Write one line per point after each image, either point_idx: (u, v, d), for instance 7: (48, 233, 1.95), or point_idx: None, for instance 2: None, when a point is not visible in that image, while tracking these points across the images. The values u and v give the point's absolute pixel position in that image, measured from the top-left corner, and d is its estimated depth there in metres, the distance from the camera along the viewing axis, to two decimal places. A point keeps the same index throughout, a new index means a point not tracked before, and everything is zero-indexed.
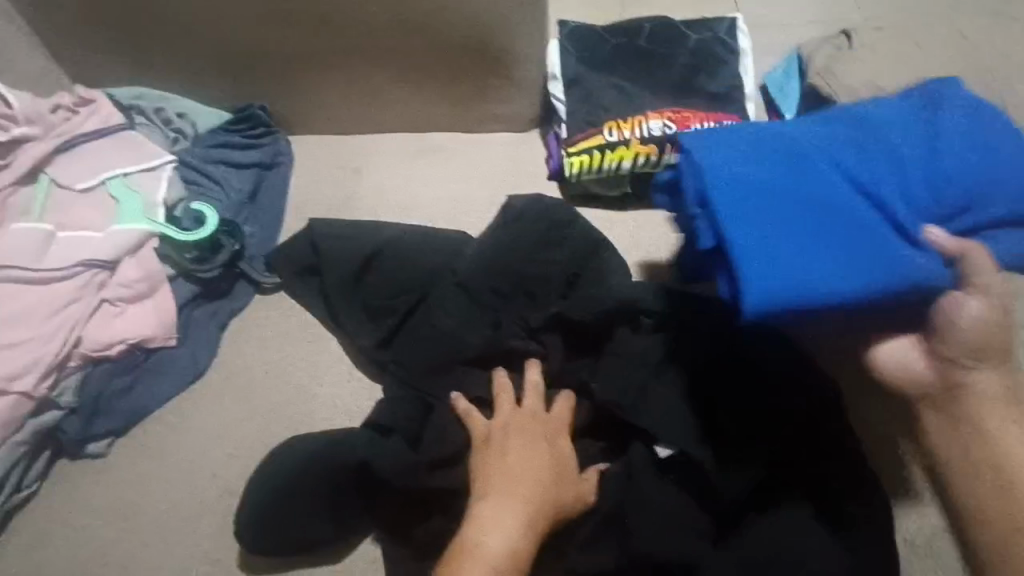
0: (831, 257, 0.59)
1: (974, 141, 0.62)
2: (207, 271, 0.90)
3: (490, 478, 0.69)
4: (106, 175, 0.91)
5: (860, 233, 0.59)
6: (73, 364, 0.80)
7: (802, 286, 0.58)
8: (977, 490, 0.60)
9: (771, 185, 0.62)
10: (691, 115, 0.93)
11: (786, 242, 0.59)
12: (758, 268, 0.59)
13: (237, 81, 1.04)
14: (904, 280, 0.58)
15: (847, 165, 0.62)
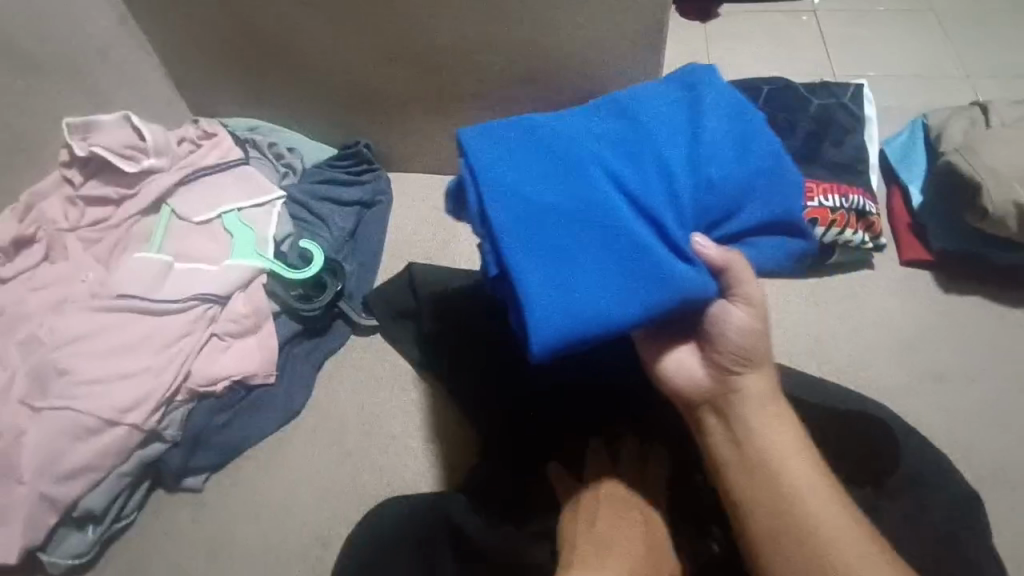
0: (615, 272, 0.56)
1: (725, 142, 0.59)
2: (310, 310, 0.90)
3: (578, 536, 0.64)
4: (222, 209, 0.93)
5: (624, 248, 0.56)
6: (181, 398, 0.81)
7: (577, 313, 0.55)
8: (767, 520, 0.56)
9: (540, 195, 0.57)
10: (815, 187, 0.88)
11: (559, 262, 0.56)
12: (564, 288, 0.55)
13: (351, 116, 1.07)
14: (665, 297, 0.55)
15: (620, 164, 0.58)
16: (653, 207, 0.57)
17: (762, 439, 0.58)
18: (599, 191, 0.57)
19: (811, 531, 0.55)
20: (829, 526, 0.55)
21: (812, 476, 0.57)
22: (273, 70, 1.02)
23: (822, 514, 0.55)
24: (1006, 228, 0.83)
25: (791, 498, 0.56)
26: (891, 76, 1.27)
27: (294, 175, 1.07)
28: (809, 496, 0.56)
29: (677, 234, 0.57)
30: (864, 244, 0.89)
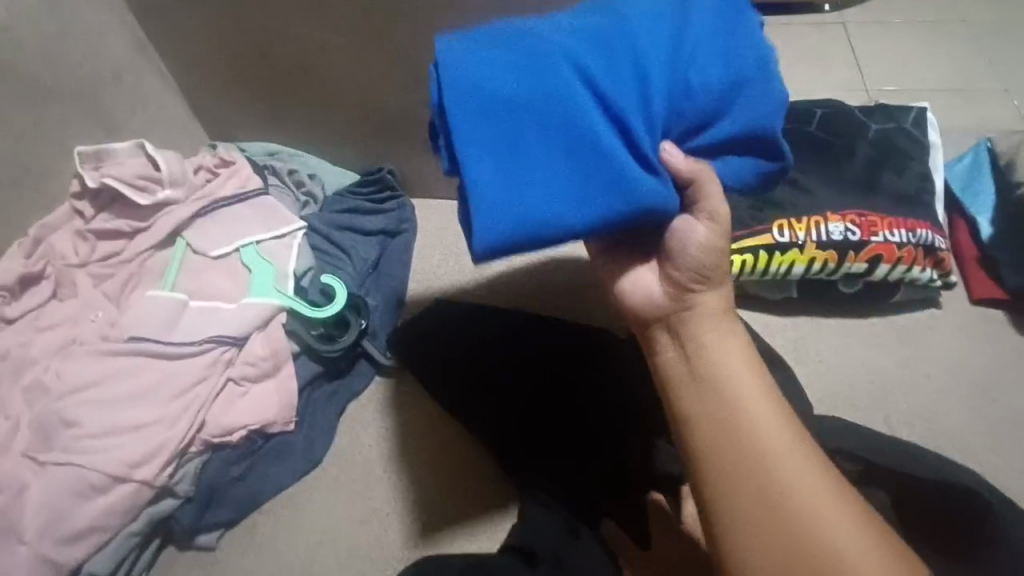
0: (570, 172, 0.49)
1: (715, 47, 0.51)
2: (330, 351, 0.84)
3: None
4: (239, 242, 0.88)
5: (583, 151, 0.49)
6: (194, 450, 0.75)
7: (528, 216, 0.49)
8: (708, 438, 0.52)
9: (504, 85, 0.49)
10: (879, 221, 0.81)
11: (512, 158, 0.49)
12: (510, 193, 0.49)
13: (374, 140, 1.02)
14: (624, 209, 0.50)
15: (590, 53, 0.50)
16: (617, 105, 0.49)
17: (713, 359, 0.54)
18: (557, 76, 0.49)
19: (757, 453, 0.50)
20: (776, 447, 0.50)
21: (764, 398, 0.52)
22: (293, 93, 0.97)
23: (768, 435, 0.50)
24: None
25: (737, 417, 0.51)
26: (936, 89, 1.20)
27: (315, 204, 1.02)
28: (755, 414, 0.51)
29: (643, 142, 0.50)
30: (931, 283, 0.82)
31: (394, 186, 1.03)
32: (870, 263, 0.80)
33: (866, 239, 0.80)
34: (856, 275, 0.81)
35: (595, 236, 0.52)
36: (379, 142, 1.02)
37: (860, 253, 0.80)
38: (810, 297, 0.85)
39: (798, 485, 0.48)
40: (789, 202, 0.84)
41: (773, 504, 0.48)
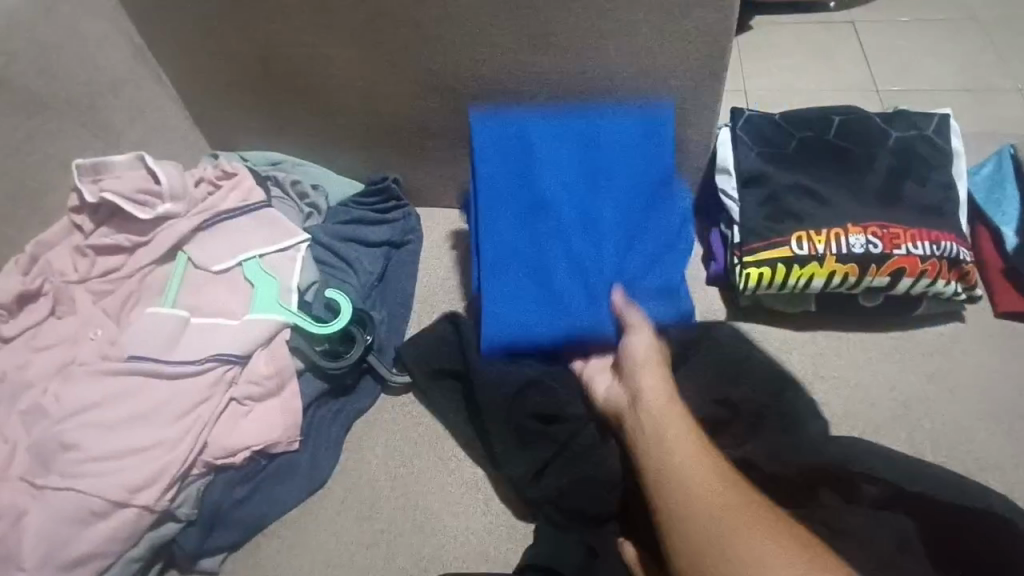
0: (550, 305, 0.75)
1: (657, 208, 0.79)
2: (335, 368, 0.82)
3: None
4: (242, 256, 0.86)
5: (560, 295, 0.75)
6: (196, 472, 0.73)
7: (521, 329, 0.75)
8: (649, 477, 0.59)
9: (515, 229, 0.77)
10: (902, 233, 0.78)
11: (513, 286, 0.76)
12: (496, 309, 0.75)
13: (380, 149, 1.00)
14: (571, 331, 0.75)
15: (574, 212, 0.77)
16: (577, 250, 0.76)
17: (645, 402, 0.65)
18: (545, 227, 0.77)
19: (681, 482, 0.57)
20: (696, 474, 0.57)
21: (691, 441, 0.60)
22: (296, 102, 0.95)
23: (690, 464, 0.58)
24: None
25: (665, 453, 0.60)
26: (954, 92, 1.16)
27: (319, 215, 1.00)
28: (683, 452, 0.59)
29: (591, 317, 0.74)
30: (957, 296, 0.79)
31: (399, 197, 1.01)
32: (892, 276, 0.77)
33: (889, 252, 0.77)
34: (878, 288, 0.78)
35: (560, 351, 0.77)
36: (384, 151, 1.00)
37: (882, 266, 0.77)
38: (829, 311, 0.83)
39: (715, 502, 0.54)
40: (808, 213, 0.82)
41: (706, 521, 0.54)
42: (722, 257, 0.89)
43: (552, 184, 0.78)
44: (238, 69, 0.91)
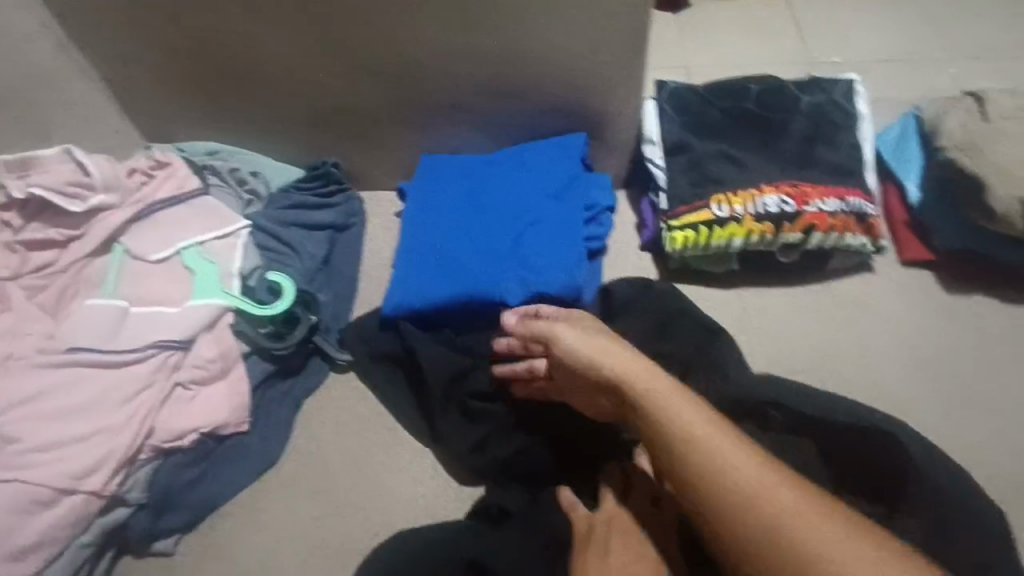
0: (447, 282, 0.85)
1: (561, 208, 0.88)
2: (279, 349, 0.84)
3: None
4: (180, 244, 0.87)
5: (456, 274, 0.86)
6: (144, 456, 0.74)
7: (417, 299, 0.85)
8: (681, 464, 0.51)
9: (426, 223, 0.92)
10: (811, 190, 0.83)
11: (417, 267, 0.88)
12: (400, 280, 0.87)
13: (320, 134, 1.01)
14: (476, 304, 0.83)
15: (479, 212, 0.90)
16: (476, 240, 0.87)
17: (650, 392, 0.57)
18: (460, 228, 0.90)
19: (733, 486, 0.48)
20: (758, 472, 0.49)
21: (719, 428, 0.52)
22: (230, 91, 0.95)
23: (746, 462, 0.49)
24: (1010, 226, 0.79)
25: (705, 440, 0.51)
26: (873, 59, 1.22)
27: (259, 202, 1.01)
28: (718, 443, 0.51)
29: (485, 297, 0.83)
30: (866, 248, 0.84)
31: (341, 181, 1.03)
32: (804, 232, 0.82)
33: (801, 210, 0.82)
34: (793, 244, 0.83)
35: (463, 323, 0.85)
36: (322, 138, 1.01)
37: (794, 223, 0.82)
38: (751, 270, 0.88)
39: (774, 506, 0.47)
40: (728, 177, 0.86)
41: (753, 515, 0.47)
42: (653, 225, 0.93)
43: (477, 195, 0.93)
44: (167, 61, 0.91)
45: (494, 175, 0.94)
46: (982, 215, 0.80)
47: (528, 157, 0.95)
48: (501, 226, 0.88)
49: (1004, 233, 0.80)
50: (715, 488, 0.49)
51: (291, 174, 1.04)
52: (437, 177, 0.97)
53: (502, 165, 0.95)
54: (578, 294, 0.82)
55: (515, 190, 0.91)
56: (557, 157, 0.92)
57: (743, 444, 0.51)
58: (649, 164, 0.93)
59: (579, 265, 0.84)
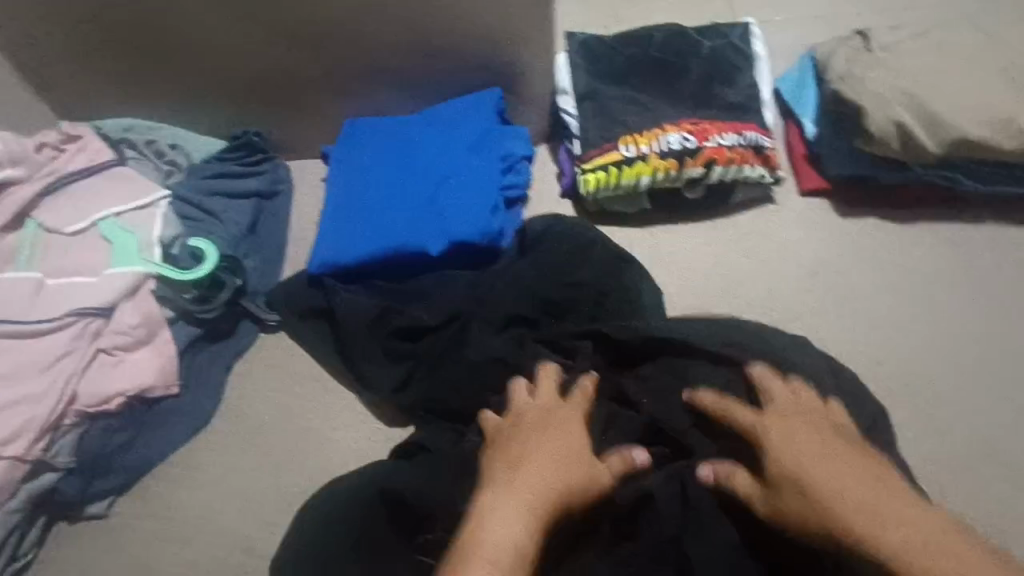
0: (368, 237, 0.87)
1: (477, 160, 0.91)
2: (206, 312, 0.85)
3: (514, 489, 0.51)
4: (96, 216, 0.86)
5: (377, 229, 0.87)
6: (68, 422, 0.75)
7: (340, 255, 0.86)
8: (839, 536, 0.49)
9: (347, 184, 0.93)
10: (710, 127, 0.88)
11: (340, 225, 0.89)
12: (324, 239, 0.89)
13: (236, 104, 1.00)
14: (397, 256, 0.85)
15: (398, 170, 0.92)
16: (395, 196, 0.90)
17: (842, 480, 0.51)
18: (379, 185, 0.92)
19: (884, 531, 0.47)
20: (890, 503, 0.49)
21: (870, 475, 0.51)
22: (139, 62, 0.94)
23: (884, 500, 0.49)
24: (889, 147, 0.84)
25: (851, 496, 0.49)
26: None
27: (179, 172, 0.99)
28: (833, 484, 0.51)
29: (405, 248, 0.85)
30: (765, 179, 0.90)
31: (263, 149, 1.03)
32: (706, 167, 0.87)
33: (701, 145, 0.87)
34: (696, 179, 0.88)
35: (388, 275, 0.87)
36: (239, 108, 1.00)
37: (696, 159, 0.87)
38: (662, 208, 0.92)
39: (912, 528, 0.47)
40: (633, 121, 0.90)
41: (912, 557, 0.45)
42: (569, 171, 0.96)
43: (395, 153, 0.94)
44: (67, 34, 0.90)
45: (413, 133, 0.95)
46: (866, 140, 0.85)
47: (443, 112, 0.96)
48: (419, 181, 0.90)
49: (886, 156, 0.85)
50: (858, 534, 0.48)
51: (212, 146, 1.03)
52: (360, 138, 0.97)
53: (421, 122, 0.96)
54: (495, 239, 0.86)
55: (434, 144, 0.93)
56: (471, 109, 0.94)
57: (901, 491, 0.50)
58: (563, 114, 0.96)
59: (494, 212, 0.88)
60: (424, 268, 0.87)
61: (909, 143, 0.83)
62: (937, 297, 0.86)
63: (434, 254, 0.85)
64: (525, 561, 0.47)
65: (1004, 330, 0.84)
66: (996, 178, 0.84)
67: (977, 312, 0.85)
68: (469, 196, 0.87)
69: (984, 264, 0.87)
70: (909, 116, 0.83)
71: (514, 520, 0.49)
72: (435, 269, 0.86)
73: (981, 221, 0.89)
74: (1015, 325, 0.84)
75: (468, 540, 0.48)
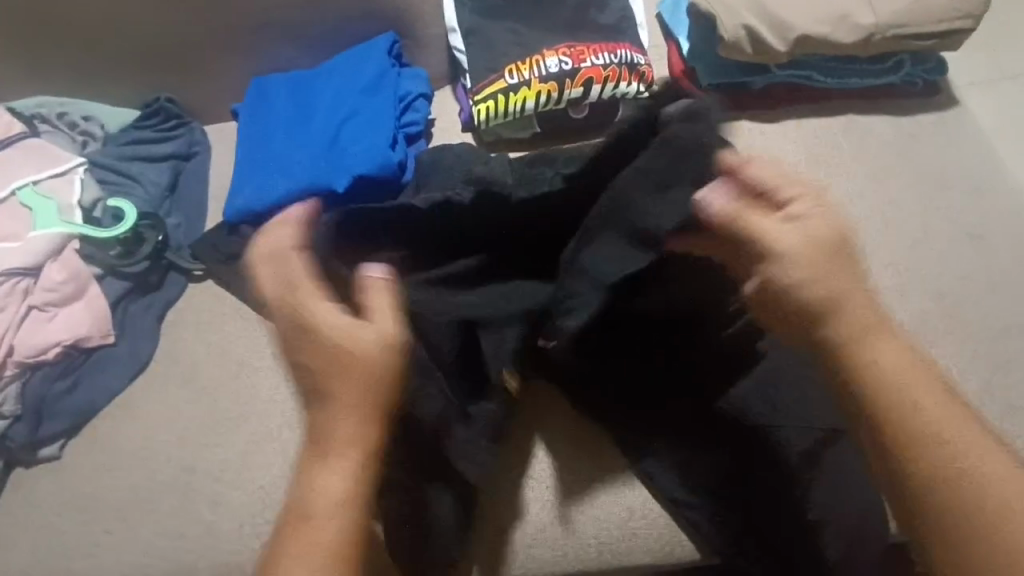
0: (274, 181, 0.92)
1: (375, 102, 0.96)
2: (133, 266, 0.91)
3: (328, 445, 0.56)
4: (14, 186, 0.94)
5: (284, 172, 0.92)
6: (10, 372, 0.83)
7: (251, 200, 0.92)
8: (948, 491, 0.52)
9: (256, 133, 0.98)
10: (585, 50, 0.96)
11: (249, 173, 0.95)
12: (238, 187, 0.94)
13: (139, 69, 1.02)
14: (305, 194, 0.91)
15: (297, 119, 0.97)
16: (296, 144, 0.95)
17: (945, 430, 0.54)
18: (282, 133, 0.97)
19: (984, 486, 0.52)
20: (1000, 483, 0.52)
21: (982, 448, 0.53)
22: (41, 34, 0.97)
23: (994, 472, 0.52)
24: (741, 51, 0.93)
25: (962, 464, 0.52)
26: None
27: (96, 142, 1.04)
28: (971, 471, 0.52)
29: (310, 187, 0.90)
30: (641, 94, 0.98)
31: (175, 111, 1.04)
32: (584, 86, 0.95)
33: (578, 67, 0.95)
34: (578, 99, 0.95)
35: None
36: (143, 74, 1.03)
37: (575, 79, 0.94)
38: (552, 130, 0.99)
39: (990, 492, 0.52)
40: (515, 52, 0.97)
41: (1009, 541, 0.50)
42: (467, 106, 1.02)
43: (292, 104, 0.99)
44: None
45: (313, 83, 1.01)
46: (723, 44, 0.93)
47: (339, 61, 1.01)
48: (320, 124, 0.95)
49: (740, 58, 0.94)
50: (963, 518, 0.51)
51: (125, 113, 1.05)
52: (265, 92, 1.01)
53: (321, 73, 1.01)
54: (394, 172, 0.92)
55: (333, 90, 0.98)
56: (366, 55, 1.00)
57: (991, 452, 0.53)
58: (454, 51, 1.02)
59: (393, 147, 0.94)
60: (333, 205, 0.93)
61: (758, 45, 0.92)
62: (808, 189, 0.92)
63: (339, 192, 0.91)
64: (348, 506, 0.55)
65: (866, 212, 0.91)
66: (844, 72, 0.97)
67: (842, 199, 0.92)
68: (369, 135, 0.93)
69: (844, 152, 0.95)
70: (757, 21, 0.92)
71: (335, 474, 0.55)
72: (343, 206, 0.92)
73: (840, 113, 0.98)
74: (878, 204, 0.91)
75: (302, 504, 0.55)
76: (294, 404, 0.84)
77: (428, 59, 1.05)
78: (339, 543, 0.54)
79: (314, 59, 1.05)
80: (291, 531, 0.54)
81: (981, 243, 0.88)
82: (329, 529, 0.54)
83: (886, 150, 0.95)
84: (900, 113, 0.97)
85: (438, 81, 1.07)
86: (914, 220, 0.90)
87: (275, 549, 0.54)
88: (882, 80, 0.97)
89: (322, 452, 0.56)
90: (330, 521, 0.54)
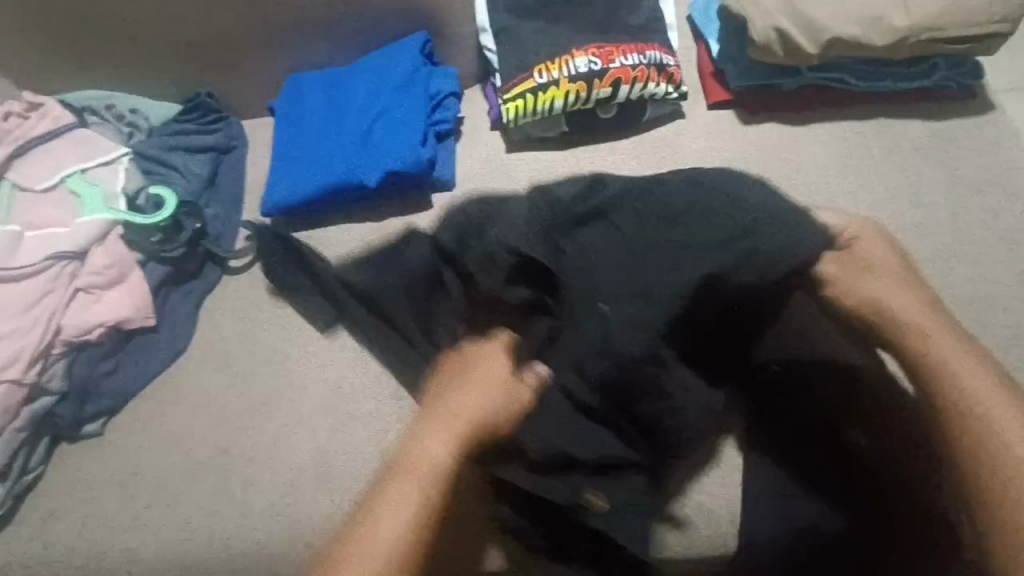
0: (308, 180, 0.95)
1: (408, 98, 0.99)
2: (173, 251, 0.95)
3: (446, 413, 0.57)
4: (64, 173, 0.99)
5: (317, 171, 0.96)
6: (57, 351, 0.87)
7: (287, 197, 0.95)
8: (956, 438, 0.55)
9: (291, 133, 1.01)
10: (615, 51, 0.97)
11: (283, 172, 0.98)
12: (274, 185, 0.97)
13: (180, 65, 1.06)
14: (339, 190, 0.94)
15: (330, 120, 1.00)
16: (326, 145, 0.97)
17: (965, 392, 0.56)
18: (314, 134, 0.99)
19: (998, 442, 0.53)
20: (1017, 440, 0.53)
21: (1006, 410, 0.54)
22: (92, 30, 1.01)
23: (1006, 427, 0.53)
24: (771, 51, 0.93)
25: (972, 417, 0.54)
26: None
27: (140, 133, 1.07)
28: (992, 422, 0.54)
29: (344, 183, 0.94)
30: (670, 94, 0.98)
31: (216, 105, 1.08)
32: (612, 86, 0.96)
33: (607, 67, 0.96)
34: (605, 99, 0.96)
35: (336, 204, 0.97)
36: (188, 71, 1.07)
37: (603, 79, 0.96)
38: (579, 129, 1.00)
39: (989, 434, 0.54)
40: (546, 51, 0.98)
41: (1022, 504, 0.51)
42: (496, 104, 1.03)
43: (325, 105, 1.02)
44: (32, 18, 0.99)
45: (347, 81, 1.03)
46: (751, 45, 0.94)
47: (374, 58, 1.04)
48: (354, 121, 0.98)
49: (770, 60, 0.94)
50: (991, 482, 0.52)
51: (168, 106, 1.09)
52: (300, 90, 1.04)
53: (356, 71, 1.04)
54: (425, 168, 0.94)
55: (366, 88, 1.01)
56: (399, 53, 1.02)
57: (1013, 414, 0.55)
58: (484, 49, 1.04)
59: (425, 144, 0.96)
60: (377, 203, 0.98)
61: (789, 46, 0.92)
62: (836, 190, 0.92)
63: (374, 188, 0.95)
64: (437, 476, 0.54)
65: (896, 214, 0.90)
66: (875, 74, 0.97)
67: (871, 203, 0.91)
68: (402, 130, 0.96)
69: (873, 155, 0.94)
70: (788, 21, 0.92)
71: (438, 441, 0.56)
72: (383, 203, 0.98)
73: (868, 117, 0.98)
74: (909, 207, 0.90)
75: (403, 453, 0.56)
76: (325, 389, 0.87)
77: (459, 58, 1.07)
78: (429, 506, 0.53)
79: (349, 57, 1.08)
80: (396, 462, 0.55)
81: (1014, 250, 0.87)
82: (423, 481, 0.54)
83: (915, 154, 0.94)
84: (929, 116, 0.97)
85: (467, 80, 1.09)
86: (944, 223, 0.89)
87: (362, 508, 0.54)
88: (913, 84, 0.97)
89: (435, 413, 0.58)
90: (416, 500, 0.53)
